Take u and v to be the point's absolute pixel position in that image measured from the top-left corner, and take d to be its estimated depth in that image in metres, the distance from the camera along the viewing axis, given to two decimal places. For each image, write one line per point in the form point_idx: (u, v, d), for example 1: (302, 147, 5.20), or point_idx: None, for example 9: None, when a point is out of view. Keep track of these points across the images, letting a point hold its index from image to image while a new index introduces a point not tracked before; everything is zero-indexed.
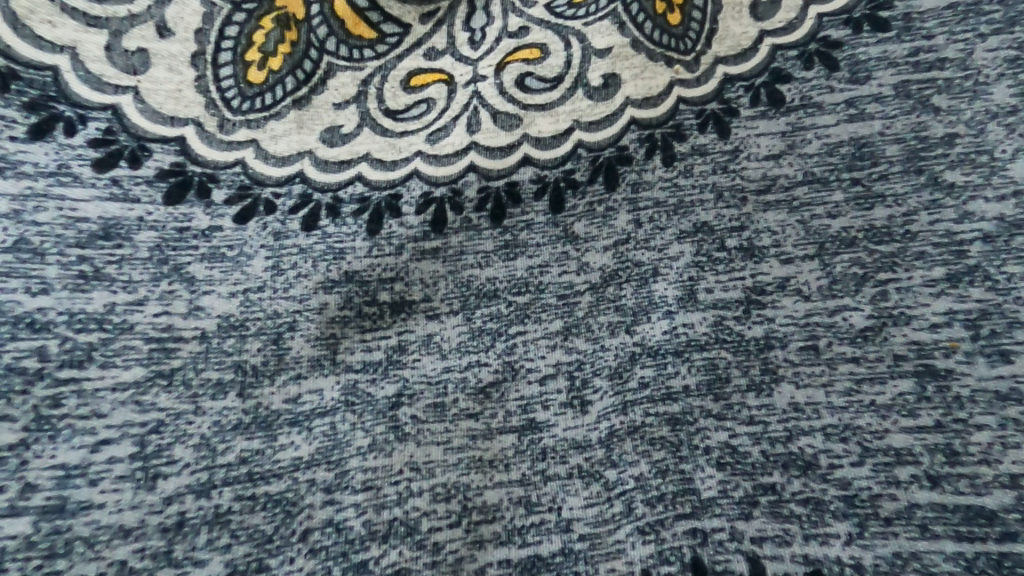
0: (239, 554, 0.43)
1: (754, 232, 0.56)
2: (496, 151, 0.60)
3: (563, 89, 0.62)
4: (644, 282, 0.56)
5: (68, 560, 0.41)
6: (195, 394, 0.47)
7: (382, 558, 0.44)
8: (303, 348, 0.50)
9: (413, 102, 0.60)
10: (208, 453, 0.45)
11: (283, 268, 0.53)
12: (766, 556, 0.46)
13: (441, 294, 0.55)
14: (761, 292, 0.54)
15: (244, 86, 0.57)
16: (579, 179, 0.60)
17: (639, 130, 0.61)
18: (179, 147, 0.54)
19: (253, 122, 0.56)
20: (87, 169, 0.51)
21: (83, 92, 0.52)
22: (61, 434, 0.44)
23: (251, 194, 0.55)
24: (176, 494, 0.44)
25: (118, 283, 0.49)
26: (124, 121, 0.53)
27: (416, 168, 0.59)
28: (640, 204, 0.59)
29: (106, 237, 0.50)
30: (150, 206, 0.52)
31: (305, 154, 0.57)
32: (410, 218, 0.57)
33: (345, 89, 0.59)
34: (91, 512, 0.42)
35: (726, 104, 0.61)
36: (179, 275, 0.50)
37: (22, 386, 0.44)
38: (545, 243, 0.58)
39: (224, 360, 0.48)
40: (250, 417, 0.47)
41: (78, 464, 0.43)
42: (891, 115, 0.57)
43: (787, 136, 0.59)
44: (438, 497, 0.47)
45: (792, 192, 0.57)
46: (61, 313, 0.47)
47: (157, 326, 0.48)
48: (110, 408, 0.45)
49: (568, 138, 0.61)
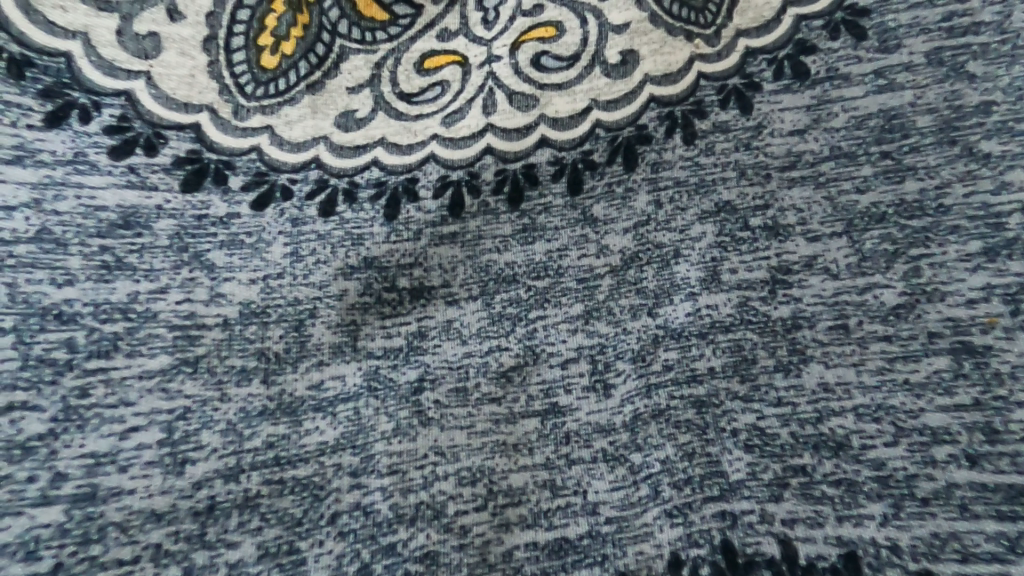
0: (270, 537, 0.43)
1: (779, 210, 0.55)
2: (513, 132, 0.59)
3: (580, 67, 0.61)
4: (665, 264, 0.55)
5: (102, 546, 0.41)
6: (220, 381, 0.47)
7: (410, 541, 0.44)
8: (324, 335, 0.50)
9: (427, 85, 0.59)
10: (234, 438, 0.45)
11: (302, 254, 0.52)
12: (797, 538, 0.45)
13: (460, 280, 0.54)
14: (787, 271, 0.53)
15: (257, 71, 0.56)
16: (598, 160, 0.59)
17: (659, 108, 0.60)
18: (195, 134, 0.54)
19: (267, 108, 0.56)
20: (104, 157, 0.51)
21: (96, 78, 0.52)
22: (90, 423, 0.44)
23: (268, 180, 0.54)
24: (205, 479, 0.44)
25: (140, 272, 0.49)
26: (138, 108, 0.52)
27: (432, 152, 0.58)
28: (660, 184, 0.57)
29: (126, 226, 0.49)
30: (168, 194, 0.51)
31: (321, 140, 0.56)
32: (428, 202, 0.56)
33: (357, 72, 0.58)
34: (123, 498, 0.43)
35: (748, 78, 0.59)
36: (199, 263, 0.50)
37: (51, 376, 0.44)
38: (564, 225, 0.57)
39: (247, 347, 0.48)
40: (275, 404, 0.47)
41: (108, 452, 0.43)
42: (923, 85, 0.55)
43: (812, 109, 0.57)
44: (464, 480, 0.47)
45: (818, 167, 0.55)
46: (86, 302, 0.47)
47: (180, 314, 0.48)
48: (137, 396, 0.45)
49: (587, 118, 0.60)
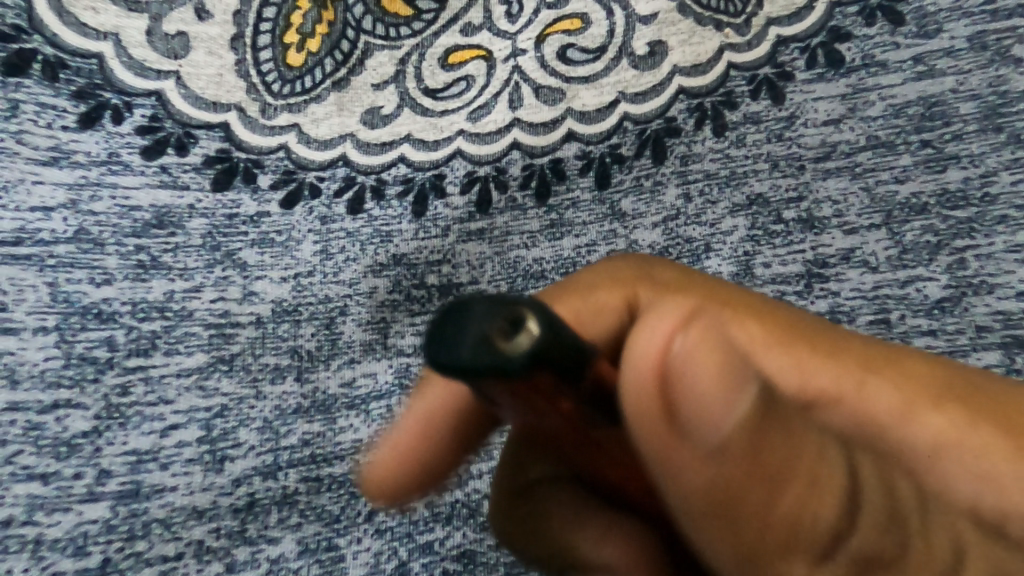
0: (309, 533, 0.43)
1: (813, 202, 0.52)
2: (540, 126, 0.57)
3: (607, 59, 0.58)
4: (696, 259, 0.52)
5: (147, 542, 0.42)
6: (255, 379, 0.47)
7: (446, 541, 0.44)
8: (355, 332, 0.49)
9: (451, 80, 0.58)
10: (271, 436, 0.45)
11: (331, 253, 0.52)
12: None
13: (488, 276, 0.52)
14: (824, 264, 0.50)
15: (283, 70, 0.56)
16: (625, 153, 0.56)
17: (689, 99, 0.56)
18: (224, 133, 0.53)
19: (294, 106, 0.55)
20: (136, 157, 0.51)
21: (127, 78, 0.52)
22: (130, 421, 0.44)
23: (296, 178, 0.54)
24: (244, 476, 0.44)
25: (175, 271, 0.49)
26: (168, 107, 0.53)
27: (459, 148, 0.56)
28: (689, 177, 0.54)
29: (160, 226, 0.50)
30: (199, 194, 0.51)
31: (347, 137, 0.56)
32: (455, 198, 0.55)
33: (382, 69, 0.58)
34: (164, 495, 0.43)
35: (780, 68, 0.56)
36: (231, 261, 0.50)
37: (93, 375, 0.45)
38: (593, 220, 0.54)
39: (280, 346, 0.48)
40: (308, 402, 0.47)
41: (149, 449, 0.44)
42: (965, 70, 0.53)
43: (848, 98, 0.54)
44: None
45: (854, 158, 0.53)
46: (124, 303, 0.47)
47: (215, 313, 0.48)
48: (175, 394, 0.45)
49: (613, 111, 0.57)
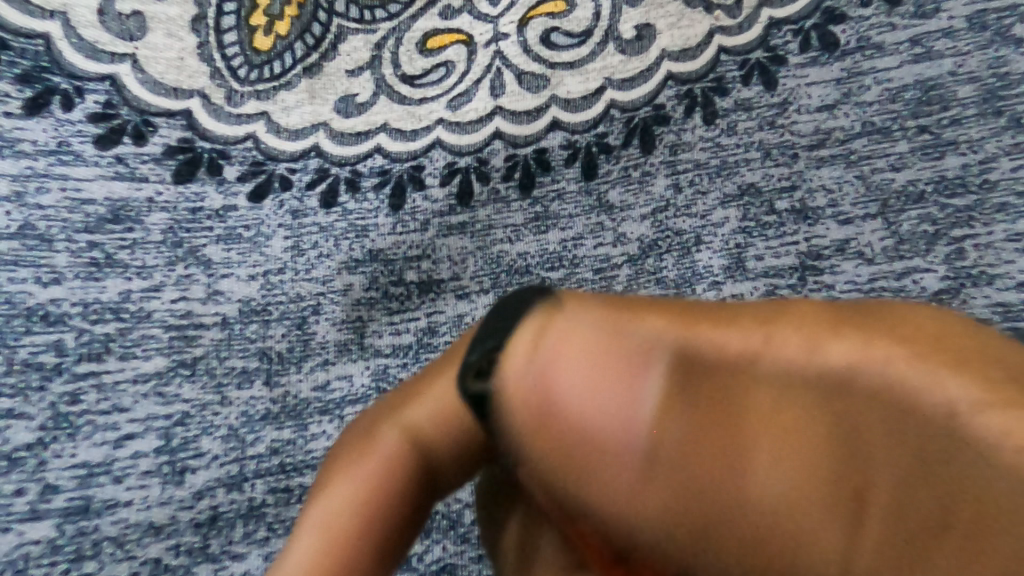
0: (278, 548, 0.41)
1: (807, 191, 0.50)
2: (523, 114, 0.54)
3: (593, 44, 0.56)
4: (685, 252, 0.50)
5: (97, 562, 0.39)
6: (220, 383, 0.44)
7: (425, 555, 0.41)
8: (328, 333, 0.46)
9: (430, 66, 0.55)
10: (236, 444, 0.43)
11: (303, 249, 0.49)
12: None
13: (470, 272, 0.49)
14: (818, 256, 0.48)
15: (251, 54, 0.53)
16: (612, 143, 0.53)
17: (677, 86, 0.54)
18: (186, 121, 0.50)
19: (262, 93, 0.52)
20: (89, 147, 0.47)
21: (77, 61, 0.49)
22: (81, 432, 0.41)
23: (265, 170, 0.50)
24: (206, 488, 0.41)
25: (132, 269, 0.46)
26: (124, 93, 0.49)
27: (438, 138, 0.53)
28: (679, 167, 0.52)
29: (115, 221, 0.46)
30: (159, 186, 0.48)
31: (320, 127, 0.52)
32: (435, 190, 0.52)
33: (357, 54, 0.54)
34: (117, 511, 0.40)
35: (773, 51, 0.54)
36: (194, 258, 0.47)
37: (40, 383, 0.42)
38: (578, 213, 0.51)
39: (248, 348, 0.45)
40: (278, 407, 0.44)
41: (101, 462, 0.41)
42: (964, 52, 0.51)
43: (842, 83, 0.52)
44: None
45: (849, 145, 0.50)
46: (75, 304, 0.44)
47: (176, 313, 0.45)
48: (131, 401, 0.42)
49: (600, 98, 0.54)
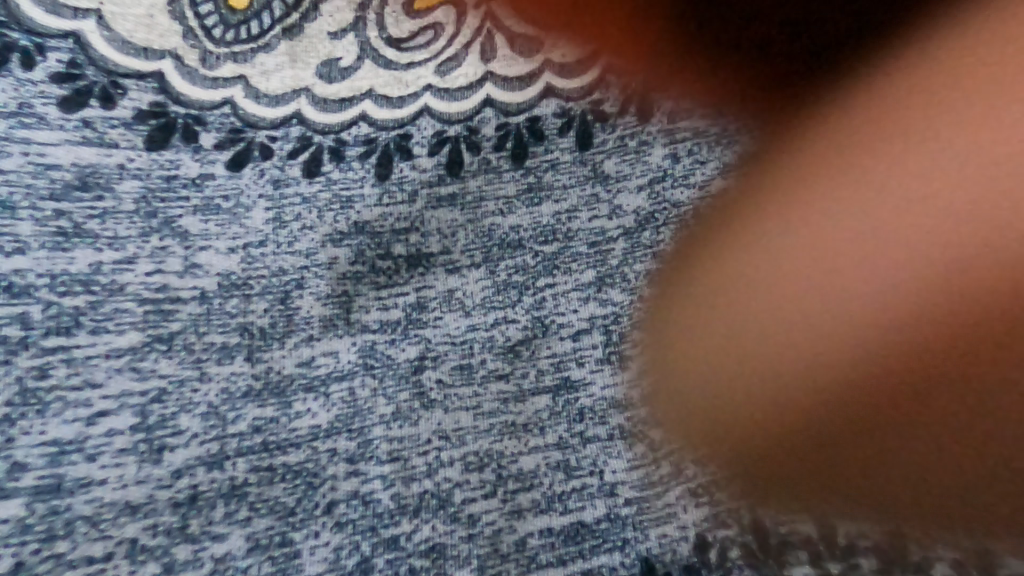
0: (261, 528, 0.39)
1: (810, 160, 0.47)
2: (515, 81, 0.52)
3: (589, 5, 0.53)
4: (683, 225, 0.48)
5: (68, 542, 0.37)
6: (198, 359, 0.42)
7: (414, 534, 0.40)
8: (313, 307, 0.45)
9: (417, 29, 0.52)
10: (216, 422, 0.41)
11: (285, 220, 0.47)
12: (835, 517, 0.40)
13: (462, 245, 0.48)
14: (820, 228, 0.46)
15: (225, 13, 0.49)
16: (608, 111, 0.51)
17: (676, 50, 0.51)
18: (158, 84, 0.47)
19: (239, 56, 0.49)
20: (52, 109, 0.45)
21: (37, 16, 0.45)
22: (51, 408, 0.39)
23: (244, 138, 0.48)
24: (186, 466, 0.40)
25: (103, 240, 0.43)
26: (89, 52, 0.46)
27: (425, 104, 0.51)
28: (677, 136, 0.50)
29: (84, 188, 0.44)
30: (130, 152, 0.46)
31: (301, 92, 0.50)
32: (423, 160, 0.50)
33: (340, 15, 0.51)
34: (91, 490, 0.39)
35: (776, 14, 0.51)
36: (169, 229, 0.45)
37: (5, 358, 0.40)
38: (573, 184, 0.49)
39: (228, 323, 0.44)
40: (261, 383, 0.43)
41: (73, 440, 0.39)
42: (976, 10, 0.48)
43: (849, 46, 0.49)
44: (470, 466, 0.42)
45: (855, 111, 0.48)
46: (41, 276, 0.42)
47: (151, 287, 0.43)
48: (105, 377, 0.41)
49: (595, 63, 0.52)
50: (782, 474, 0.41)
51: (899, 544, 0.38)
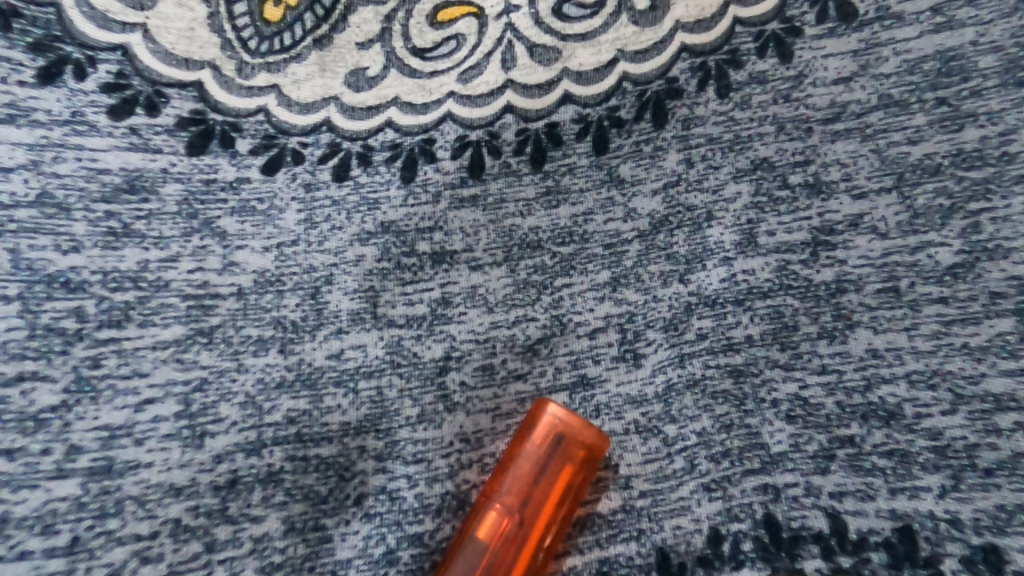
0: (295, 512, 0.42)
1: (821, 165, 0.49)
2: (535, 88, 0.54)
3: (606, 15, 0.55)
4: (697, 227, 0.49)
5: (119, 520, 0.40)
6: (236, 351, 0.45)
7: (436, 532, 0.42)
8: (342, 302, 0.47)
9: (441, 39, 0.54)
10: (254, 411, 0.44)
11: (316, 221, 0.49)
12: (846, 511, 0.41)
13: (484, 244, 0.50)
14: (831, 231, 0.47)
15: (260, 25, 0.52)
16: (624, 117, 0.53)
17: (690, 58, 0.53)
18: (197, 93, 0.50)
19: (273, 66, 0.52)
20: (103, 117, 0.48)
21: (88, 30, 0.48)
22: (103, 395, 0.42)
23: (277, 144, 0.51)
24: (225, 452, 0.42)
25: (148, 240, 0.46)
26: (136, 63, 0.49)
27: (448, 111, 0.53)
28: (692, 141, 0.51)
29: (131, 191, 0.47)
30: (173, 157, 0.48)
31: (330, 101, 0.52)
32: (446, 163, 0.52)
33: (367, 26, 0.54)
34: (138, 472, 0.41)
35: (789, 23, 0.53)
36: (210, 230, 0.47)
37: (62, 348, 0.42)
38: (590, 188, 0.51)
39: (264, 317, 0.46)
40: (294, 374, 0.45)
41: (122, 425, 0.42)
42: (986, 21, 0.49)
43: (860, 55, 0.51)
44: (487, 469, 0.44)
45: (865, 118, 0.49)
46: (93, 272, 0.44)
47: (193, 283, 0.46)
48: (151, 367, 0.43)
49: (611, 71, 0.54)
50: (794, 469, 0.43)
51: (911, 538, 0.40)
